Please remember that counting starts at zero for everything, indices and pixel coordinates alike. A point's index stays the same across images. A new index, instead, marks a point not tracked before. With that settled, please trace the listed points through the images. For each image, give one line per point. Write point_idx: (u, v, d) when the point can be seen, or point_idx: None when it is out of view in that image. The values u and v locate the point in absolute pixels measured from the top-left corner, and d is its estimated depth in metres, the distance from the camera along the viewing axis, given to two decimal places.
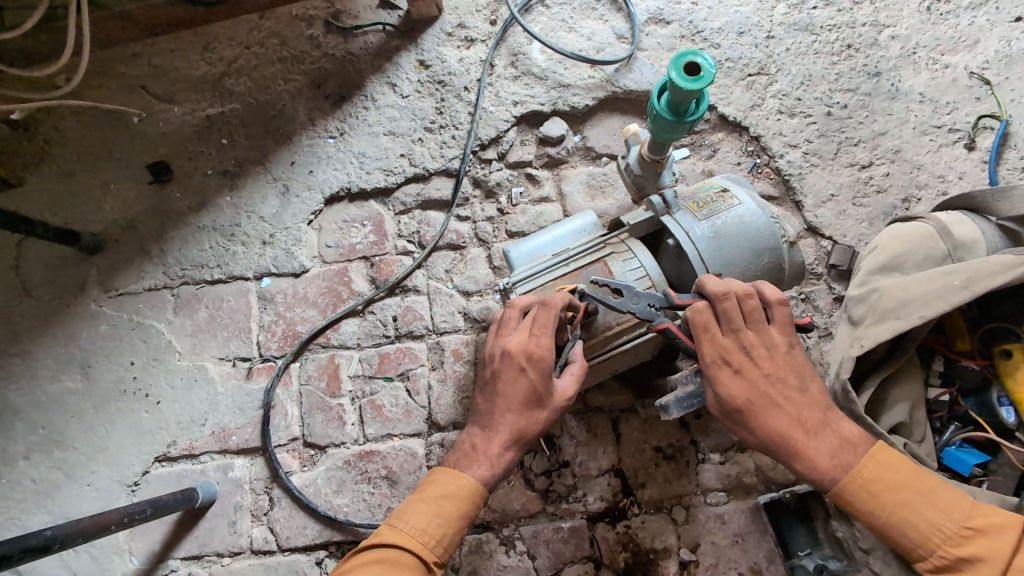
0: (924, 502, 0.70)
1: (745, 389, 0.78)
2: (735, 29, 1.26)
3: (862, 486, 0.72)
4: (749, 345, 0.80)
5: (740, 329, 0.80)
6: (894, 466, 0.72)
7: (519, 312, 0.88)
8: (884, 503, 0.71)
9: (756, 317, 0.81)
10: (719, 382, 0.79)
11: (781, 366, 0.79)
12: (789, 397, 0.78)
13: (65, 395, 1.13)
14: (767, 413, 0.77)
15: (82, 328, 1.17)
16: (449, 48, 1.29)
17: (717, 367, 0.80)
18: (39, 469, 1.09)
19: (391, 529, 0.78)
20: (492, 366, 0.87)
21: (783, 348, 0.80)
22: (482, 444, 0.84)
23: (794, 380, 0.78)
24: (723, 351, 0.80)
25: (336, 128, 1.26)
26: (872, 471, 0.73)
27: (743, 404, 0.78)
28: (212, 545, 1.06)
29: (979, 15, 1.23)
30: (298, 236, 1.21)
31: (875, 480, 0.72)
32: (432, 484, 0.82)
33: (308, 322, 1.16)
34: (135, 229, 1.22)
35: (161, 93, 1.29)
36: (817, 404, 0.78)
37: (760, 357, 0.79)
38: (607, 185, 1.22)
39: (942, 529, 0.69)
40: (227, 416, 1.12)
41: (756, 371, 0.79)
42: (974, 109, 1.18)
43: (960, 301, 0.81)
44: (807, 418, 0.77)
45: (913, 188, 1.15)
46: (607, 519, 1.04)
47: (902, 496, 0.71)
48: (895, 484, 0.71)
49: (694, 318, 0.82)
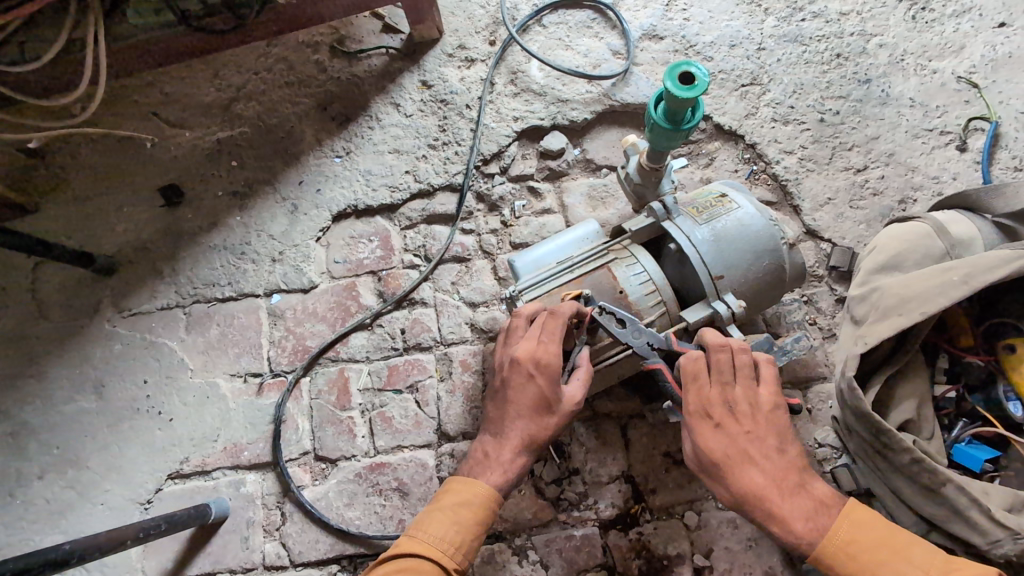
0: (901, 559, 0.71)
1: (724, 445, 0.78)
2: (727, 42, 1.30)
3: (839, 547, 0.73)
4: (734, 399, 0.80)
5: (728, 383, 0.81)
6: (869, 524, 0.74)
7: (527, 320, 0.89)
8: (862, 562, 0.72)
9: (746, 373, 0.81)
10: (698, 435, 0.79)
11: (763, 423, 0.79)
12: (768, 455, 0.77)
13: (80, 415, 1.14)
14: (744, 470, 0.76)
15: (96, 348, 1.19)
16: (450, 68, 1.34)
17: (698, 419, 0.80)
18: (53, 490, 1.10)
19: (411, 539, 0.79)
20: (502, 375, 0.88)
21: (768, 407, 0.80)
22: (494, 452, 0.85)
23: (775, 439, 0.78)
24: (708, 404, 0.80)
25: (342, 148, 1.30)
26: (848, 531, 0.74)
27: (720, 458, 0.77)
28: (225, 561, 1.06)
29: (964, 21, 1.27)
30: (306, 253, 1.23)
31: (852, 540, 0.73)
32: (448, 493, 0.83)
33: (318, 336, 1.18)
34: (148, 250, 1.25)
35: (172, 118, 1.33)
36: (796, 463, 0.78)
37: (744, 414, 0.79)
38: (607, 195, 1.24)
39: None
40: (239, 431, 1.13)
41: (737, 426, 0.79)
42: (963, 111, 1.21)
43: (961, 295, 0.82)
44: (784, 476, 0.76)
45: (908, 189, 1.17)
46: (619, 526, 1.04)
47: (876, 555, 0.72)
48: (873, 543, 0.72)
49: (686, 366, 0.82)
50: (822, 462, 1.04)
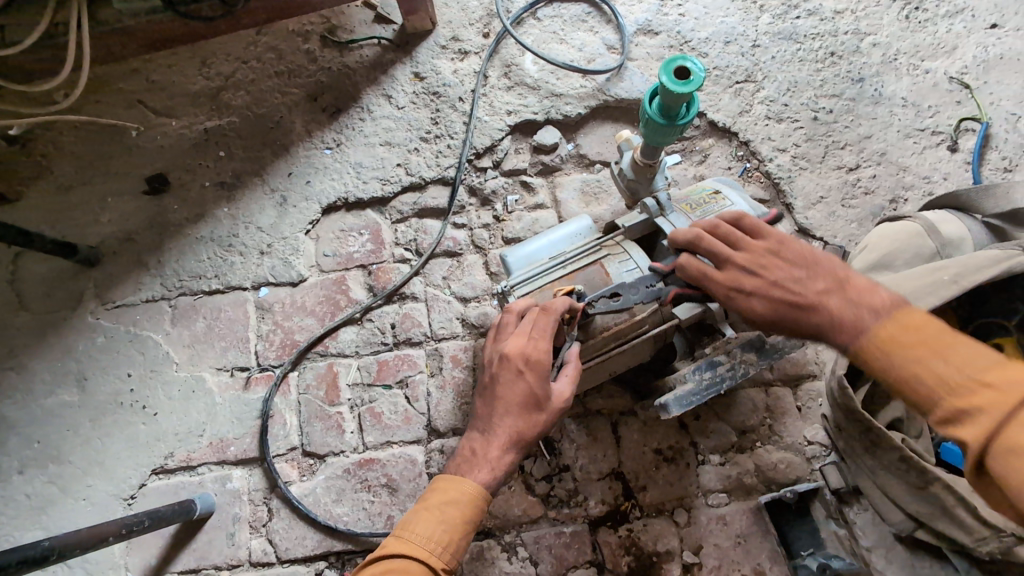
0: (938, 356, 0.63)
1: (765, 305, 0.78)
2: (722, 38, 1.30)
3: (876, 343, 0.68)
4: (747, 263, 0.80)
5: (728, 257, 0.81)
6: (918, 323, 0.66)
7: (517, 314, 0.88)
8: (896, 356, 0.66)
9: (737, 238, 0.82)
10: (741, 308, 0.80)
11: (785, 265, 0.78)
12: (802, 291, 0.75)
13: (62, 409, 1.12)
14: (794, 316, 0.76)
15: (79, 340, 1.16)
16: (443, 60, 1.32)
17: (733, 296, 0.80)
18: (34, 485, 1.08)
19: (397, 540, 0.78)
20: (491, 371, 0.87)
21: (777, 250, 0.79)
22: (481, 449, 0.83)
23: (801, 274, 0.76)
24: (730, 281, 0.80)
25: (332, 139, 1.28)
26: (890, 329, 0.67)
27: (769, 318, 0.78)
28: (210, 558, 1.05)
29: (956, 22, 1.28)
30: (295, 246, 1.21)
31: (891, 334, 0.67)
32: (435, 492, 0.82)
33: (306, 330, 1.16)
34: (133, 241, 1.23)
35: (158, 107, 1.31)
36: (833, 283, 0.74)
37: (763, 268, 0.79)
38: (601, 191, 1.23)
39: (949, 381, 0.62)
40: (225, 426, 1.11)
41: (766, 281, 0.78)
42: (955, 112, 1.21)
43: (950, 296, 0.82)
44: (826, 295, 0.74)
45: (900, 189, 1.18)
46: (609, 522, 1.04)
47: (918, 347, 0.65)
48: (915, 339, 0.65)
49: (687, 270, 0.83)
50: (811, 460, 1.05)
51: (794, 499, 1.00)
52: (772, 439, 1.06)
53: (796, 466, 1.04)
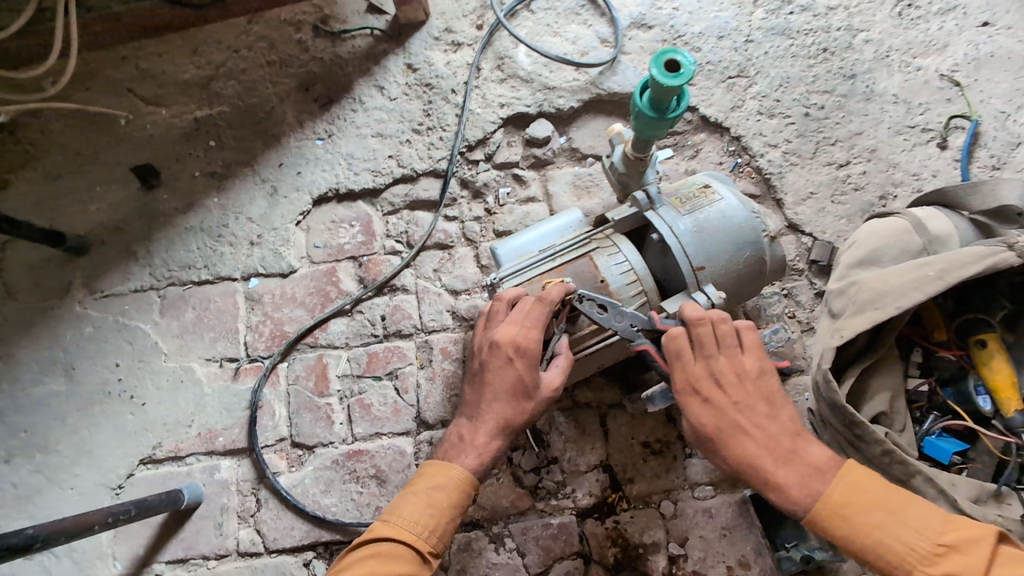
0: (897, 521, 0.67)
1: (713, 419, 0.78)
2: (715, 33, 1.29)
3: (832, 508, 0.70)
4: (719, 372, 0.80)
5: (711, 356, 0.81)
6: (864, 486, 0.70)
7: (508, 304, 0.88)
8: (856, 525, 0.69)
9: (729, 341, 0.81)
10: (687, 412, 0.80)
11: (750, 391, 0.78)
12: (758, 425, 0.76)
13: (49, 398, 1.12)
14: (737, 441, 0.76)
15: (66, 330, 1.16)
16: (436, 51, 1.32)
17: (688, 396, 0.80)
18: (21, 474, 1.08)
19: (384, 524, 0.78)
20: (481, 358, 0.87)
21: (753, 374, 0.80)
22: (469, 435, 0.84)
23: (763, 407, 0.77)
24: (692, 379, 0.80)
25: (324, 130, 1.27)
26: (843, 494, 0.70)
27: (713, 431, 0.77)
28: (198, 548, 1.05)
29: (948, 20, 1.28)
30: (286, 236, 1.21)
31: (847, 502, 0.70)
32: (422, 478, 0.82)
33: (296, 322, 1.16)
34: (121, 231, 1.22)
35: (148, 96, 1.29)
36: (788, 429, 0.76)
37: (730, 384, 0.79)
38: (593, 185, 1.23)
39: (916, 548, 0.66)
40: (214, 417, 1.11)
41: (724, 398, 0.78)
42: (945, 110, 1.22)
43: (935, 291, 0.83)
44: (779, 443, 0.75)
45: (889, 186, 1.18)
46: (596, 514, 1.05)
47: (874, 520, 0.68)
48: (867, 504, 0.69)
49: (669, 345, 0.83)
50: None
51: None
52: None
53: None
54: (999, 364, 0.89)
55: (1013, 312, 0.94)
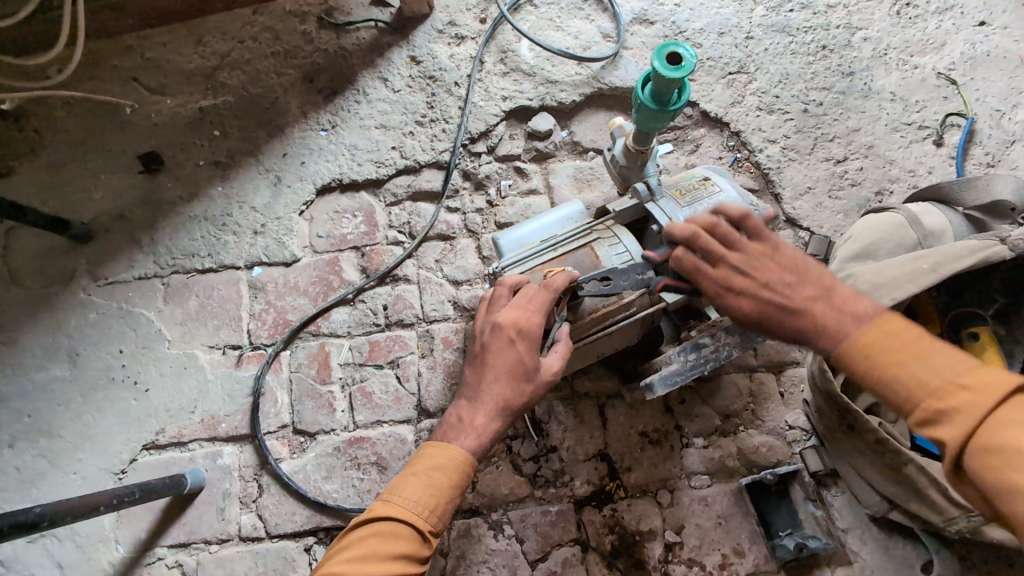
0: (919, 359, 0.64)
1: (752, 305, 0.78)
2: (716, 29, 1.31)
3: (857, 349, 0.68)
4: (738, 263, 0.80)
5: (726, 255, 0.80)
6: (897, 329, 0.67)
7: (510, 289, 0.90)
8: (877, 362, 0.67)
9: (734, 239, 0.81)
10: (728, 308, 0.80)
11: (774, 269, 0.78)
12: (790, 297, 0.75)
13: (53, 383, 1.13)
14: (779, 321, 0.76)
15: (70, 316, 1.17)
16: (440, 44, 1.33)
17: (722, 294, 0.80)
18: (25, 458, 1.09)
19: (384, 503, 0.79)
20: (482, 340, 0.88)
21: (771, 257, 0.79)
22: (467, 416, 0.85)
23: (790, 279, 0.77)
24: (722, 278, 0.80)
25: (328, 121, 1.28)
26: (871, 336, 0.68)
27: (755, 316, 0.78)
28: (200, 532, 1.06)
29: (946, 19, 1.30)
30: (289, 226, 1.22)
31: (873, 341, 0.68)
32: (422, 459, 0.83)
33: (299, 310, 1.17)
34: (125, 218, 1.23)
35: (153, 85, 1.30)
36: (819, 291, 0.75)
37: (755, 270, 0.79)
38: (593, 178, 1.24)
39: (930, 383, 0.63)
40: (216, 403, 1.12)
41: (755, 283, 0.78)
42: (942, 107, 1.23)
43: (929, 284, 0.84)
44: (813, 309, 0.74)
45: (886, 182, 1.20)
46: (593, 502, 1.06)
47: (894, 355, 0.66)
48: (893, 344, 0.67)
49: (681, 263, 0.83)
50: (791, 444, 1.07)
51: (774, 481, 1.02)
52: (754, 423, 1.09)
53: (777, 450, 1.07)
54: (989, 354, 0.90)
55: (1007, 306, 0.94)
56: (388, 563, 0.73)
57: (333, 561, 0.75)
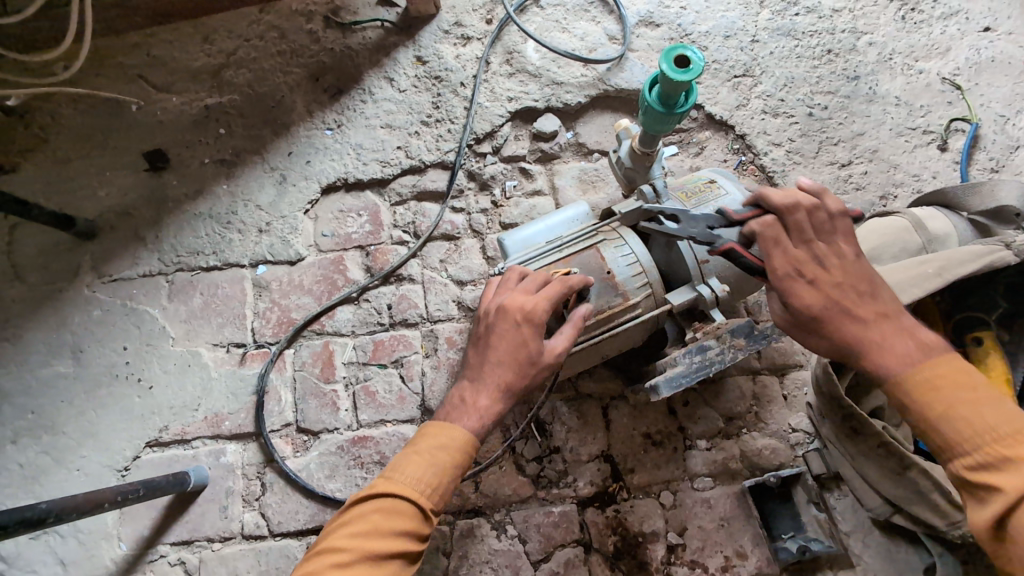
0: (988, 404, 0.63)
1: (818, 299, 0.74)
2: (722, 32, 1.31)
3: (923, 377, 0.66)
4: (821, 254, 0.77)
5: (811, 242, 0.77)
6: (965, 371, 0.65)
7: (519, 275, 0.91)
8: (940, 395, 0.65)
9: (825, 229, 0.78)
10: (791, 293, 0.76)
11: (849, 273, 0.75)
12: (861, 305, 0.73)
13: (57, 380, 1.13)
14: (841, 320, 0.72)
15: (74, 313, 1.17)
16: (446, 45, 1.33)
17: (790, 279, 0.76)
18: (28, 454, 1.09)
19: (386, 480, 0.78)
20: (486, 322, 0.88)
21: (852, 258, 0.76)
22: (471, 397, 0.84)
23: (867, 287, 0.74)
24: (796, 262, 0.77)
25: (333, 120, 1.28)
26: (937, 368, 0.66)
27: (818, 311, 0.74)
28: (202, 530, 1.06)
29: (951, 24, 1.30)
30: (294, 225, 1.22)
31: (940, 375, 0.65)
32: (425, 437, 0.81)
33: (303, 309, 1.17)
34: (130, 216, 1.23)
35: (159, 82, 1.30)
36: (888, 311, 0.72)
37: (832, 267, 0.76)
38: (598, 179, 1.24)
39: (995, 429, 0.61)
40: (220, 401, 1.12)
41: (828, 279, 0.75)
42: (946, 112, 1.24)
43: (933, 289, 0.85)
44: (881, 319, 0.71)
45: (890, 186, 1.20)
46: (596, 503, 1.06)
47: (960, 395, 0.64)
48: (961, 385, 0.64)
49: (763, 233, 0.79)
50: (794, 446, 1.07)
51: (777, 484, 1.02)
52: (758, 425, 1.09)
53: (780, 452, 1.07)
54: (993, 359, 0.91)
55: (1010, 310, 0.94)
56: (390, 540, 0.73)
57: (335, 535, 0.75)
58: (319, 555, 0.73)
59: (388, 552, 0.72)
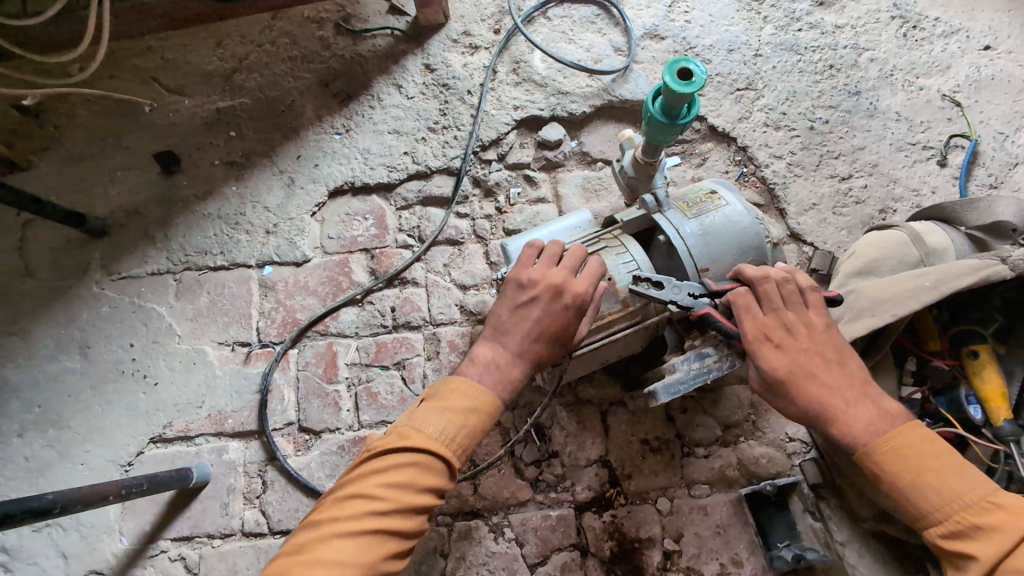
0: (953, 473, 0.69)
1: (785, 363, 0.78)
2: (725, 46, 1.34)
3: (892, 447, 0.71)
4: (789, 322, 0.81)
5: (780, 309, 0.81)
6: (928, 437, 0.71)
7: (554, 250, 0.90)
8: (910, 465, 0.70)
9: (794, 299, 0.83)
10: (760, 356, 0.79)
11: (815, 341, 0.79)
12: (828, 372, 0.77)
13: (64, 375, 1.15)
14: (807, 385, 0.76)
15: (83, 309, 1.19)
16: (454, 53, 1.36)
17: (759, 343, 0.80)
18: (33, 448, 1.10)
19: (417, 433, 0.75)
20: (532, 291, 0.86)
21: (821, 327, 0.81)
22: (507, 364, 0.83)
23: (833, 356, 0.78)
24: (764, 328, 0.81)
25: (342, 125, 1.31)
26: (905, 438, 0.71)
27: (785, 374, 0.77)
28: (203, 527, 1.07)
29: (951, 42, 1.32)
30: (301, 227, 1.24)
31: (908, 445, 0.71)
32: (455, 394, 0.79)
33: (307, 309, 1.19)
34: (141, 215, 1.25)
35: (172, 85, 1.33)
36: (854, 380, 0.77)
37: (799, 333, 0.80)
38: (602, 188, 1.26)
39: (963, 498, 0.67)
40: (224, 399, 1.14)
41: (795, 346, 0.79)
42: (946, 129, 1.26)
43: (929, 300, 0.86)
44: (845, 389, 0.76)
45: (889, 200, 1.22)
46: (593, 508, 1.07)
47: (929, 467, 0.70)
48: (927, 453, 0.70)
49: (735, 300, 0.83)
50: (791, 455, 1.08)
51: (773, 492, 1.01)
52: (755, 434, 1.10)
53: (777, 461, 1.08)
54: (989, 373, 0.91)
55: (1006, 324, 0.95)
56: (421, 496, 0.73)
57: (365, 482, 0.72)
58: (349, 500, 0.71)
59: (423, 507, 0.73)
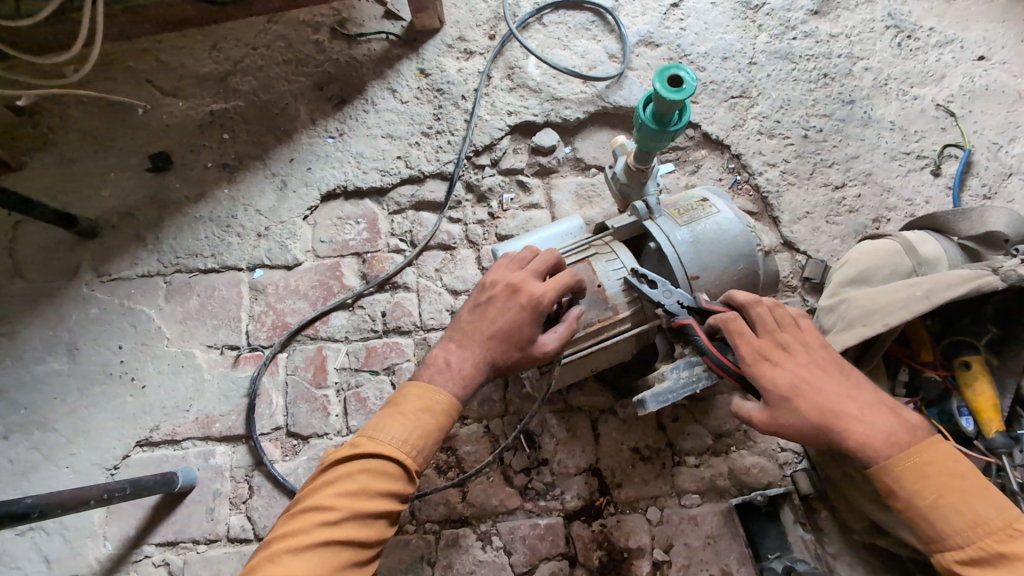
0: (977, 496, 0.67)
1: (789, 379, 0.76)
2: (720, 53, 1.34)
3: (913, 463, 0.70)
4: (784, 341, 0.80)
5: (773, 331, 0.81)
6: (954, 457, 0.70)
7: (527, 254, 0.91)
8: (932, 484, 0.69)
9: (788, 322, 0.82)
10: (761, 376, 0.77)
11: (814, 357, 0.78)
12: (835, 386, 0.75)
13: (51, 377, 1.14)
14: (815, 400, 0.74)
15: (72, 311, 1.18)
16: (449, 58, 1.36)
17: (757, 363, 0.78)
18: (18, 450, 1.09)
19: (369, 440, 0.76)
20: (493, 293, 0.86)
21: (818, 345, 0.79)
22: (457, 362, 0.83)
23: (837, 371, 0.77)
24: (760, 349, 0.79)
25: (335, 129, 1.30)
26: (929, 456, 0.70)
27: (789, 392, 0.75)
28: (189, 532, 1.06)
29: (946, 52, 1.32)
30: (292, 230, 1.24)
31: (931, 463, 0.70)
32: (407, 399, 0.79)
33: (298, 313, 1.18)
34: (133, 217, 1.25)
35: (166, 87, 1.33)
36: (863, 392, 0.75)
37: (795, 351, 0.79)
38: (595, 194, 1.26)
39: (986, 523, 0.66)
40: (212, 403, 1.13)
41: (795, 362, 0.77)
42: (940, 138, 1.25)
43: (921, 311, 0.85)
44: (857, 402, 0.74)
45: (883, 209, 1.21)
46: (583, 517, 1.06)
47: (952, 488, 0.68)
48: (951, 473, 0.69)
49: (727, 325, 0.82)
50: (782, 466, 1.07)
51: (764, 502, 1.01)
52: (746, 443, 1.09)
53: (768, 471, 1.07)
54: (981, 386, 0.90)
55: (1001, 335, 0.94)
56: (377, 500, 0.72)
57: (319, 494, 0.72)
58: (303, 514, 0.71)
59: (378, 512, 0.72)
